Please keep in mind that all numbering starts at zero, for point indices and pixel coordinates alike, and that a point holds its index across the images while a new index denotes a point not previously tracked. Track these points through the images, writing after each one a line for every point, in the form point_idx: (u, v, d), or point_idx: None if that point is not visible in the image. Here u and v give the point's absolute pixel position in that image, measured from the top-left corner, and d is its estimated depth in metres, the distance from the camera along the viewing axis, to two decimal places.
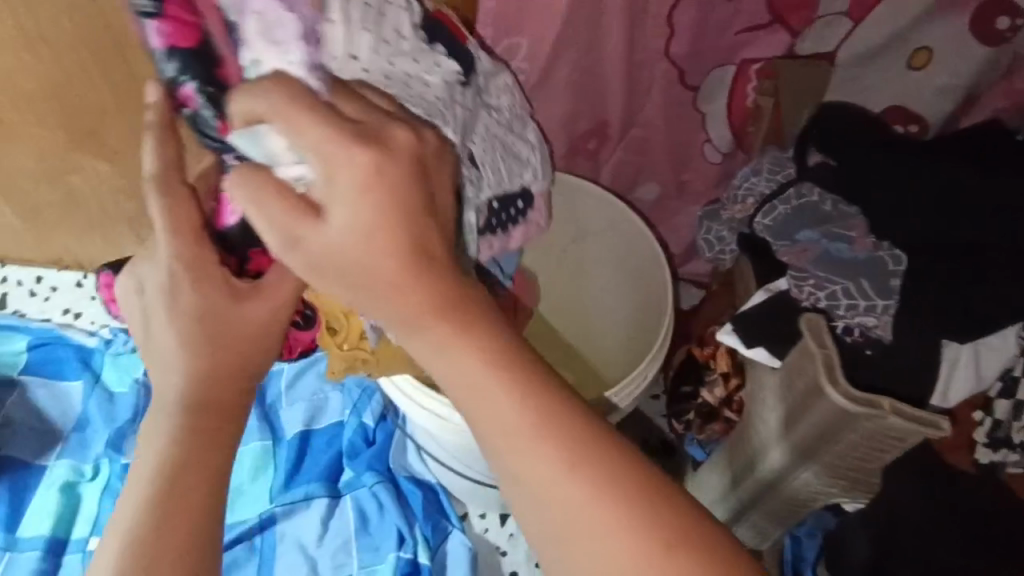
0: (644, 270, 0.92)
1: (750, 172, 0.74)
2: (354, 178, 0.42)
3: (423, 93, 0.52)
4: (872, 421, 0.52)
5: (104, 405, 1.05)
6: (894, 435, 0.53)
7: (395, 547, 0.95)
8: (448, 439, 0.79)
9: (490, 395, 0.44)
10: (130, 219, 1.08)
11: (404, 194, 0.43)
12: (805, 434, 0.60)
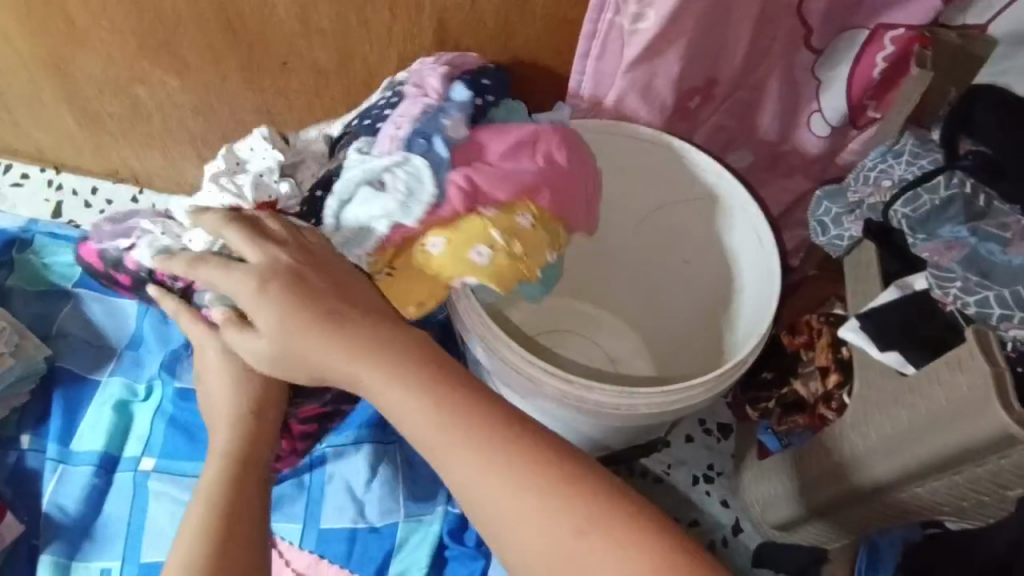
0: (745, 243, 0.86)
1: (888, 152, 0.66)
2: (258, 293, 0.56)
3: (263, 165, 0.74)
4: (959, 474, 0.53)
5: (156, 325, 1.00)
6: (969, 490, 0.54)
7: (442, 501, 0.93)
8: (530, 401, 0.77)
9: (436, 424, 0.51)
10: (194, 140, 1.06)
11: (301, 285, 0.56)
12: (920, 454, 0.54)
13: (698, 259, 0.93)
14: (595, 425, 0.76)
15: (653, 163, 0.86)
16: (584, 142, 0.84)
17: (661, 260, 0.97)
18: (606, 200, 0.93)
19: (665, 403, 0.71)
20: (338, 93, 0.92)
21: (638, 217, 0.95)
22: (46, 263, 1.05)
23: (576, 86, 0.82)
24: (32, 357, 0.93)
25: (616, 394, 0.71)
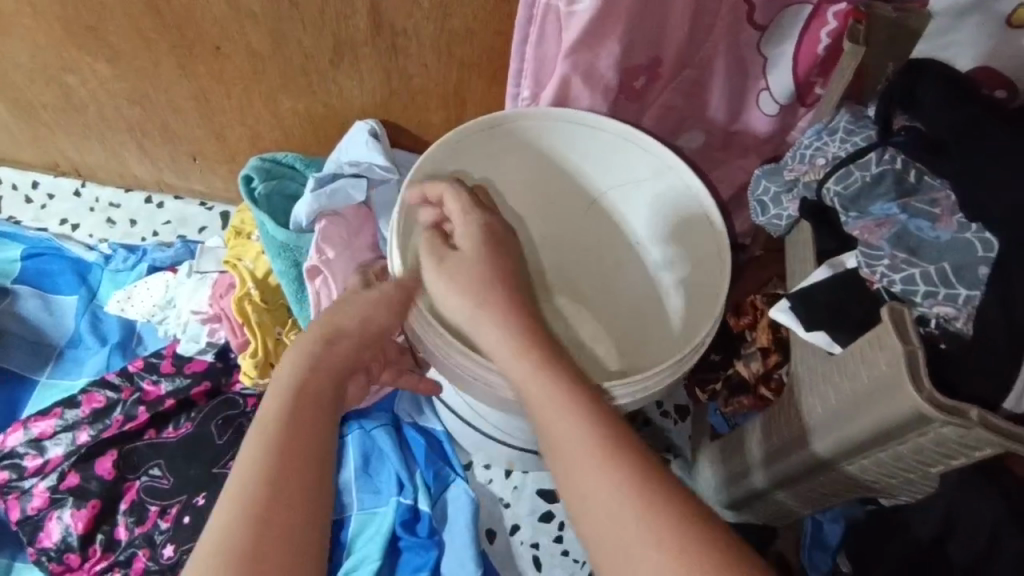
0: (699, 227, 0.84)
1: (823, 130, 0.65)
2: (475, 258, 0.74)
3: None
4: (886, 451, 0.54)
5: (94, 323, 1.01)
6: (898, 468, 0.55)
7: (394, 492, 0.92)
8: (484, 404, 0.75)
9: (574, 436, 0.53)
10: (133, 130, 1.03)
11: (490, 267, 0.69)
12: (843, 438, 0.55)
13: (652, 243, 0.92)
14: None
15: (603, 147, 0.85)
16: (531, 129, 0.83)
17: (614, 247, 0.96)
18: (559, 184, 0.92)
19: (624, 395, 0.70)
20: (275, 78, 0.89)
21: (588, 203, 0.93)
22: None
23: (517, 72, 0.80)
24: None
25: None
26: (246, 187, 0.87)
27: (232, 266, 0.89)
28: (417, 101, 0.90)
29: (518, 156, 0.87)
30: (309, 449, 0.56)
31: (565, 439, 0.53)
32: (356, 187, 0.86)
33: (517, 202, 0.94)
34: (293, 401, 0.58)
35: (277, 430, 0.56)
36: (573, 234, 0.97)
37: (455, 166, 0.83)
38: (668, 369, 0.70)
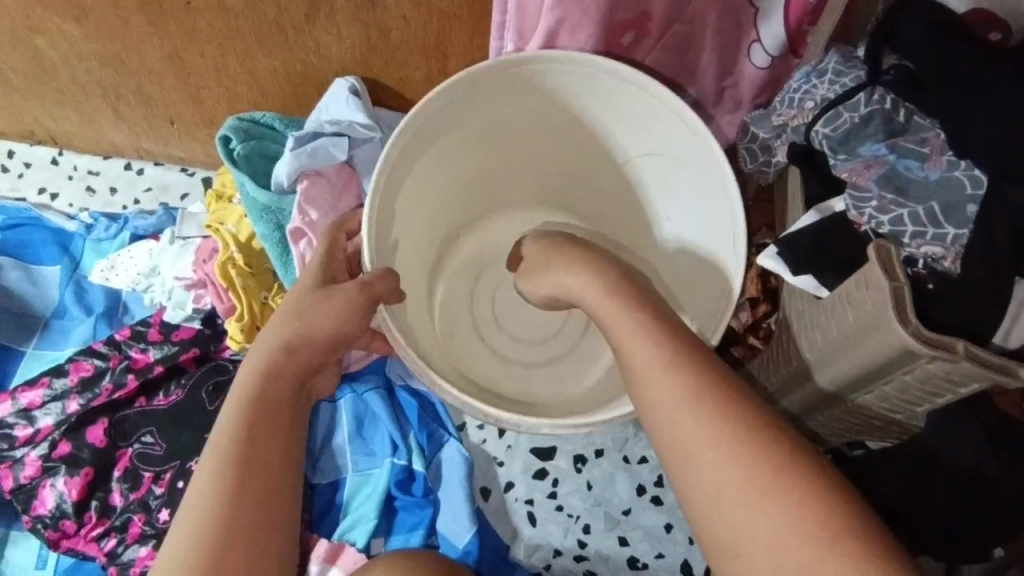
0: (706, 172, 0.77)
1: (811, 72, 0.63)
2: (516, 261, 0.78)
3: None
4: (872, 394, 0.54)
5: (79, 293, 1.00)
6: (885, 410, 0.56)
7: (388, 453, 0.92)
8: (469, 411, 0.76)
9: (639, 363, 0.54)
10: (108, 95, 1.00)
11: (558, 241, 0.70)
12: (833, 382, 0.55)
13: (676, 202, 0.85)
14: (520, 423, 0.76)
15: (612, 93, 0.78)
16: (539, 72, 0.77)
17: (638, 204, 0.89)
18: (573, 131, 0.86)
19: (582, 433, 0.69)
20: (249, 35, 0.86)
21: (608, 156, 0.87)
22: None
23: (499, 24, 0.78)
24: None
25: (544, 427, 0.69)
26: (225, 148, 0.85)
27: (215, 230, 0.88)
28: (397, 56, 0.88)
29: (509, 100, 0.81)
30: (275, 434, 0.58)
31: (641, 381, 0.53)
32: (337, 146, 0.84)
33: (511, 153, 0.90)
34: (257, 394, 0.59)
35: (242, 424, 0.57)
36: (584, 184, 0.92)
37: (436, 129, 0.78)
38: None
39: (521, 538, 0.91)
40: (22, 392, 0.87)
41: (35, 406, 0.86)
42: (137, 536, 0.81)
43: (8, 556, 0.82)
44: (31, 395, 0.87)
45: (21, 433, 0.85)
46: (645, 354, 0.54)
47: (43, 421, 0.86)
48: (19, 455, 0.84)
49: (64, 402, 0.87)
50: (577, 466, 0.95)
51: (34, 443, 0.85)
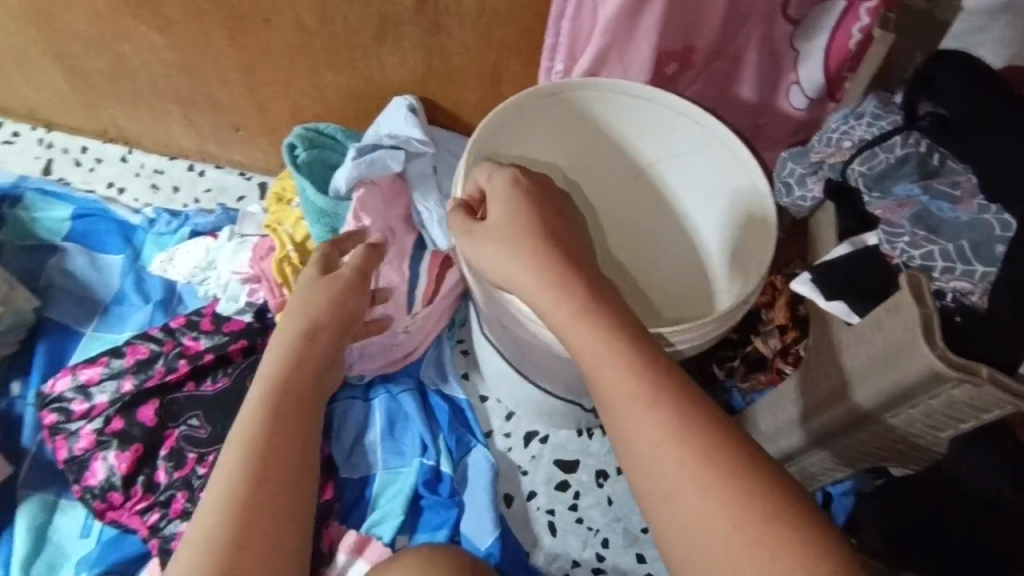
0: (742, 189, 0.85)
1: (849, 115, 0.68)
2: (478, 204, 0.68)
3: None
4: (898, 417, 0.57)
5: (139, 282, 1.06)
6: (909, 434, 0.59)
7: (417, 453, 0.96)
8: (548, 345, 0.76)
9: (636, 411, 0.52)
10: (181, 100, 1.08)
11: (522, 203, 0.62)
12: (863, 403, 0.58)
13: (704, 227, 0.93)
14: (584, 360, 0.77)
15: (660, 120, 0.87)
16: (581, 100, 0.86)
17: (667, 237, 0.97)
18: (596, 158, 0.95)
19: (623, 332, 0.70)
20: (319, 53, 0.93)
21: (656, 194, 0.95)
22: (35, 218, 1.10)
23: (552, 46, 0.82)
24: (18, 307, 0.97)
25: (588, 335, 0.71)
26: (290, 154, 0.91)
27: (273, 230, 0.93)
28: (454, 79, 0.93)
29: (567, 117, 0.89)
30: (291, 431, 0.69)
31: (635, 420, 0.52)
32: (395, 158, 0.90)
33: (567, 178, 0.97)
34: (280, 383, 0.71)
35: (265, 415, 0.68)
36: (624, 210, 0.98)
37: (505, 134, 0.86)
38: (702, 325, 0.69)
39: (542, 546, 0.93)
40: (83, 369, 0.92)
41: (93, 382, 0.92)
42: (179, 511, 0.85)
43: (56, 523, 0.86)
44: (91, 373, 0.92)
45: (79, 406, 0.90)
46: (639, 393, 0.52)
47: (100, 397, 0.91)
48: (76, 428, 0.89)
49: (119, 381, 0.92)
50: (599, 480, 0.99)
51: (89, 416, 0.89)
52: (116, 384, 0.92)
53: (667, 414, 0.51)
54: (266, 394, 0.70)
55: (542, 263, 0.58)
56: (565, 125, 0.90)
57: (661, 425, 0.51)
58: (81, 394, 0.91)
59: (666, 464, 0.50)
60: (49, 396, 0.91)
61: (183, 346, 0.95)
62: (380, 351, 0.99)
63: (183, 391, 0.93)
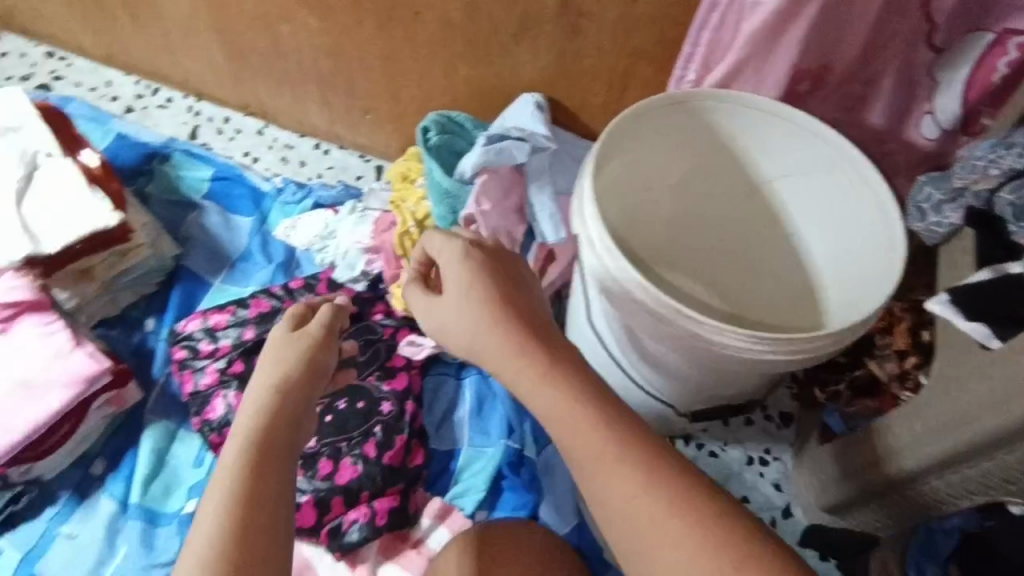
0: (865, 210, 0.84)
1: (1000, 144, 0.66)
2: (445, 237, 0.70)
3: None
4: (992, 462, 0.62)
5: (263, 243, 1.15)
6: (975, 487, 0.67)
7: (502, 436, 0.98)
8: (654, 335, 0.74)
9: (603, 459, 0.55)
10: (322, 81, 1.17)
11: (490, 269, 0.66)
12: (931, 458, 0.66)
13: (815, 247, 0.93)
14: (690, 359, 0.75)
15: (785, 139, 0.87)
16: (706, 110, 0.87)
17: (773, 254, 0.96)
18: (708, 172, 0.94)
19: (736, 333, 0.68)
20: (458, 47, 0.99)
21: (767, 213, 0.95)
22: (180, 175, 1.21)
23: (688, 55, 0.84)
24: (162, 251, 1.06)
25: (704, 331, 0.69)
26: (422, 137, 0.98)
27: (397, 207, 1.01)
28: (582, 82, 0.97)
29: (686, 129, 0.89)
30: (273, 484, 0.58)
31: (604, 468, 0.55)
32: (520, 149, 0.94)
33: (677, 190, 0.96)
34: (261, 433, 0.61)
35: (244, 475, 0.57)
36: (733, 225, 0.98)
37: (629, 139, 0.86)
38: (782, 346, 0.69)
39: None
40: (213, 313, 1.01)
41: (219, 328, 1.00)
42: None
43: (173, 449, 0.93)
44: (219, 319, 1.00)
45: (206, 347, 0.98)
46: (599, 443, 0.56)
47: (224, 342, 0.98)
48: (200, 366, 0.97)
49: (242, 330, 1.00)
50: None
51: (213, 359, 0.97)
52: (239, 332, 0.99)
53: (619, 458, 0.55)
54: (246, 452, 0.59)
55: (512, 334, 0.62)
56: (684, 136, 0.90)
57: (630, 478, 0.54)
58: (207, 338, 0.99)
59: (642, 514, 0.53)
60: (180, 335, 0.99)
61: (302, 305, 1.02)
62: None
63: None
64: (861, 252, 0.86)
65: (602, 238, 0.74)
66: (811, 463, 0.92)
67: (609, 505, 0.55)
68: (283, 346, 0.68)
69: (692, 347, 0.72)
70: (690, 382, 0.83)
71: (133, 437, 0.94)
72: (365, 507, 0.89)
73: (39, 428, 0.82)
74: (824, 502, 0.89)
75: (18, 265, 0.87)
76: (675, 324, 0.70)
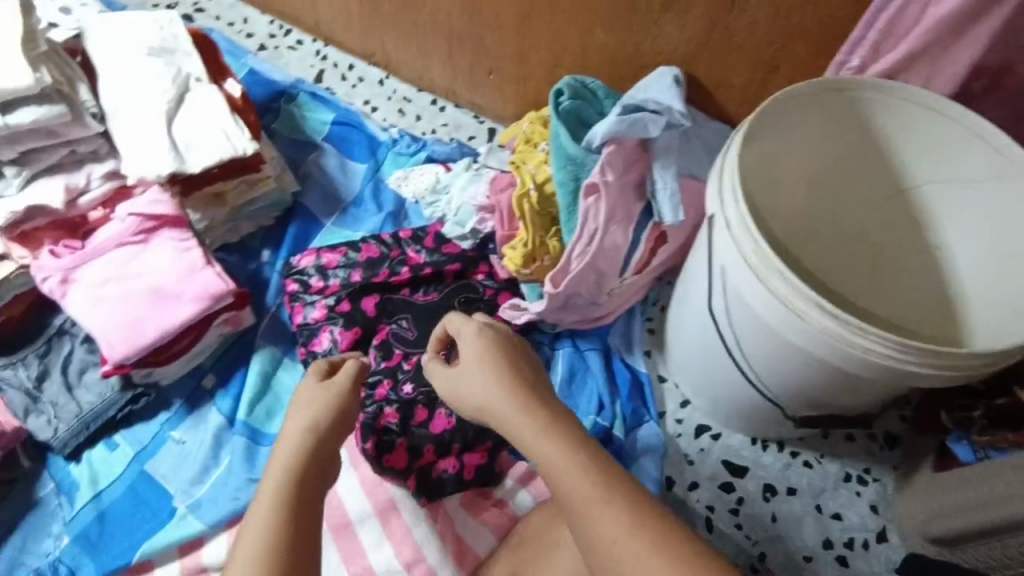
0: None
1: None
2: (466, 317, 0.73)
3: None
4: None
5: (376, 191, 1.17)
6: None
7: (593, 412, 0.98)
8: (780, 330, 0.71)
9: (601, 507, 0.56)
10: (452, 36, 1.17)
11: (505, 347, 0.69)
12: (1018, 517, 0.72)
13: (961, 264, 0.84)
14: (817, 359, 0.71)
15: (946, 140, 0.81)
16: (864, 102, 0.81)
17: (909, 268, 0.88)
18: (849, 172, 0.87)
19: (877, 335, 0.64)
20: (601, 11, 0.97)
21: (904, 222, 0.87)
22: (305, 116, 1.24)
23: (857, 40, 0.80)
24: (284, 185, 1.09)
25: (840, 330, 0.65)
26: (555, 100, 0.96)
27: (517, 168, 1.00)
28: (726, 59, 0.93)
29: (835, 119, 0.83)
30: (307, 513, 0.61)
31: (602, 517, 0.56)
32: (654, 123, 0.90)
33: (814, 187, 0.88)
34: (296, 473, 0.62)
35: (275, 506, 0.60)
36: (867, 233, 0.90)
37: (779, 119, 0.80)
38: (921, 355, 0.64)
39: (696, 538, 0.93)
40: (325, 252, 1.03)
41: (328, 266, 1.02)
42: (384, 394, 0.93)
43: (278, 376, 0.97)
44: (329, 258, 1.03)
45: (317, 283, 1.01)
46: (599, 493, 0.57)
47: (333, 281, 1.01)
48: (310, 301, 1.00)
49: (350, 272, 1.02)
50: (765, 495, 0.95)
51: (322, 295, 1.00)
52: (348, 273, 1.02)
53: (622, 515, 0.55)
54: (277, 504, 0.60)
55: (518, 406, 0.63)
56: (832, 128, 0.84)
57: (617, 519, 0.55)
58: (317, 275, 1.02)
59: (627, 554, 0.54)
60: (294, 269, 1.03)
61: (410, 255, 1.04)
62: (581, 307, 1.01)
63: (402, 293, 1.02)
64: (1019, 269, 0.78)
65: (744, 220, 0.70)
66: (916, 491, 0.88)
67: (598, 551, 0.55)
68: (310, 394, 0.69)
69: (825, 345, 0.68)
70: (804, 387, 0.79)
71: (242, 359, 0.98)
72: (455, 459, 0.90)
73: (165, 336, 0.86)
74: (890, 552, 0.91)
75: (163, 181, 0.90)
76: (816, 320, 0.66)
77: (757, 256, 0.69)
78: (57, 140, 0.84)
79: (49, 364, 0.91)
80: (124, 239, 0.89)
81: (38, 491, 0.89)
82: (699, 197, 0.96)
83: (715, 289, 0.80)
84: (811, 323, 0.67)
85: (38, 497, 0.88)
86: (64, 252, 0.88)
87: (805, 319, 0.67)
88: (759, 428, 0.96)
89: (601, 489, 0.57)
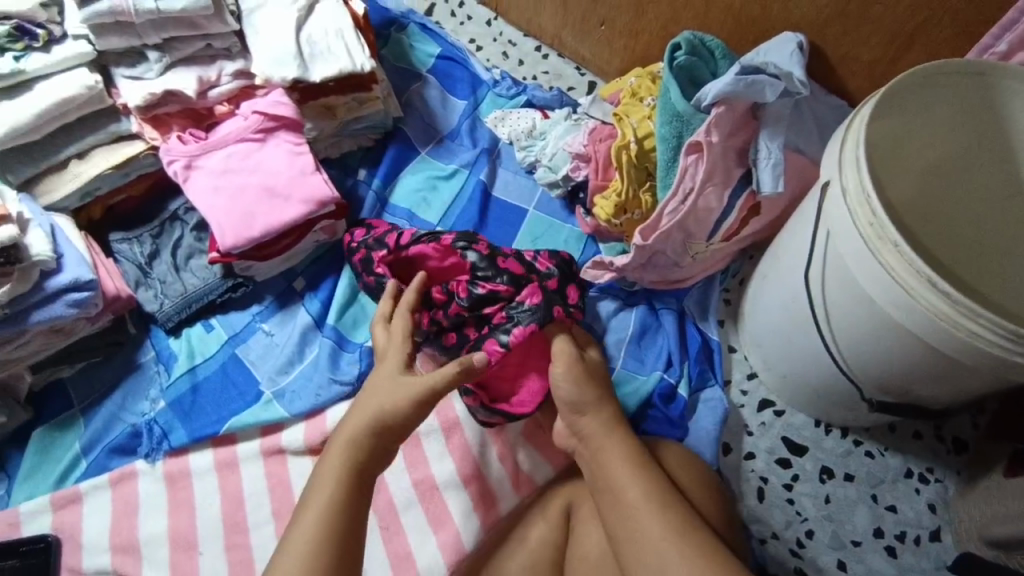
0: None
1: None
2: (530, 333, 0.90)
3: None
4: None
5: (472, 128, 1.19)
6: None
7: (659, 368, 1.00)
8: (879, 304, 0.71)
9: (641, 509, 0.69)
10: None
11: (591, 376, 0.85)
12: None
13: None
14: (913, 338, 0.71)
15: None
16: (999, 88, 0.78)
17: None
18: (973, 163, 0.84)
19: (985, 317, 0.63)
20: None
21: (1018, 225, 0.84)
22: (413, 46, 1.26)
23: (1009, 23, 0.77)
24: (388, 108, 1.13)
25: (945, 306, 0.65)
26: (670, 54, 0.96)
27: (619, 119, 1.00)
28: (859, 30, 0.90)
29: (965, 106, 0.80)
30: (357, 496, 0.70)
31: (647, 512, 0.68)
32: (773, 87, 0.87)
33: (933, 176, 0.86)
34: (364, 446, 0.72)
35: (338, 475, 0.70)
36: (986, 227, 0.86)
37: (909, 98, 0.78)
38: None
39: (745, 503, 0.94)
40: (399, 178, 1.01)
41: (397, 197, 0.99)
42: (485, 250, 0.92)
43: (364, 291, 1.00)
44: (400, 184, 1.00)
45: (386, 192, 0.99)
46: (646, 494, 0.70)
47: None
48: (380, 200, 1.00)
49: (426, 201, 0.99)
50: (821, 476, 0.95)
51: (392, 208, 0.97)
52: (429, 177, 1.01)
53: (666, 522, 0.67)
54: (344, 479, 0.70)
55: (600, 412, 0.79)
56: (960, 116, 0.81)
57: (669, 523, 0.67)
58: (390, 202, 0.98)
59: (662, 552, 0.66)
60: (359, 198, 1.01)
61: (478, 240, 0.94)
62: (662, 267, 1.02)
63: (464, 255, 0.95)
64: None
65: (863, 190, 0.69)
66: (981, 493, 0.87)
67: (641, 545, 0.67)
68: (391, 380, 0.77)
69: (926, 325, 0.67)
70: (886, 371, 0.79)
71: (334, 268, 1.02)
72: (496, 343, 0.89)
73: (271, 234, 0.91)
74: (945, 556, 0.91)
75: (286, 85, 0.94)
76: (923, 295, 0.66)
77: (872, 226, 0.68)
78: (197, 32, 0.89)
79: (161, 245, 0.97)
80: (244, 136, 0.93)
81: (140, 356, 0.95)
82: (803, 171, 0.94)
83: (814, 257, 0.80)
84: (919, 299, 0.66)
85: (140, 361, 0.95)
86: (189, 139, 0.93)
87: (910, 293, 0.67)
88: (825, 411, 0.95)
89: (653, 489, 0.71)
